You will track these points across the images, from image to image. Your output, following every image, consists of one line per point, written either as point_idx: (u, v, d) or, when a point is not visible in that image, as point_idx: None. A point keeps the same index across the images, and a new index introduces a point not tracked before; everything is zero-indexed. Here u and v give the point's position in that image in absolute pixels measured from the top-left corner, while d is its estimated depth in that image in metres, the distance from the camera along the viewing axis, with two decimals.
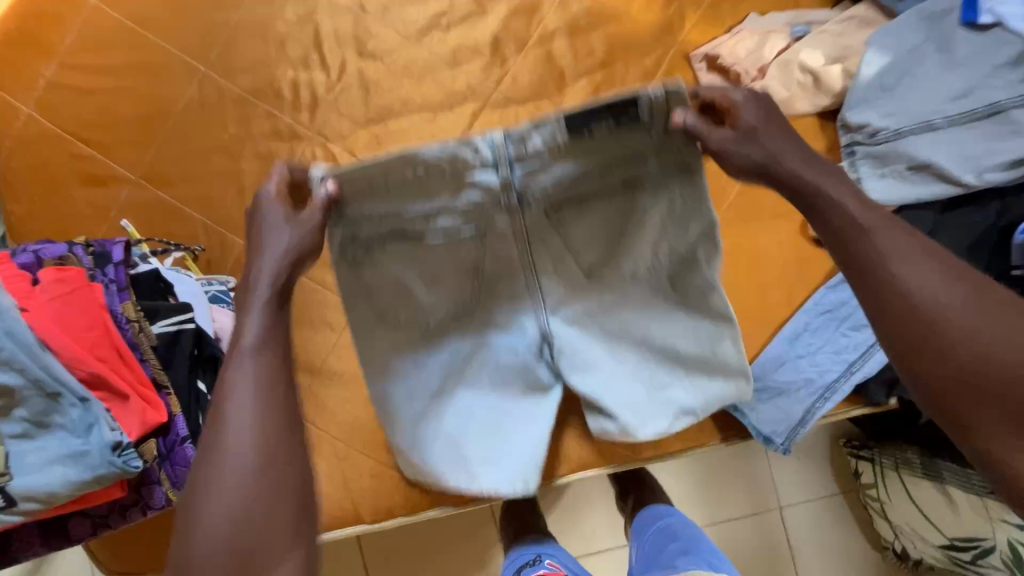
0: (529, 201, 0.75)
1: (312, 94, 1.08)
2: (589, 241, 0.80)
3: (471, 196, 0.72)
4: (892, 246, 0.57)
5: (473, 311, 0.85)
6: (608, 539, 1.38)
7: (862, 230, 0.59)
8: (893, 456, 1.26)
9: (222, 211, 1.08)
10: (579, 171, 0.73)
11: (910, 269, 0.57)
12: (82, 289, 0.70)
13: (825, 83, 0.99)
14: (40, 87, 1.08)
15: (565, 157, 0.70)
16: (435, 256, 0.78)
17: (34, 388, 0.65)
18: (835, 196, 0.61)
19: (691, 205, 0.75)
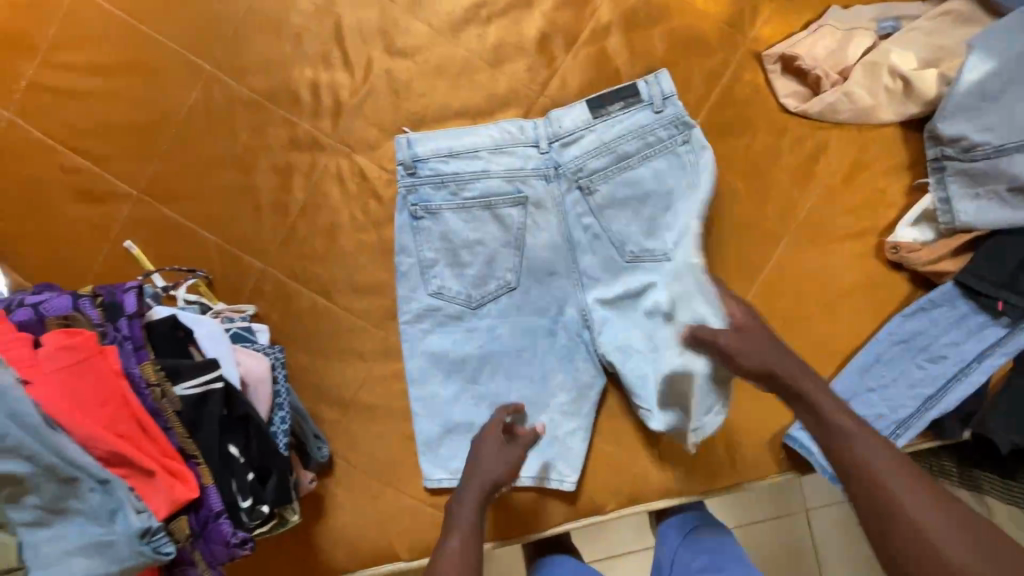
0: (563, 170, 0.94)
1: (334, 98, 0.95)
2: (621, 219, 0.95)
3: (516, 165, 0.94)
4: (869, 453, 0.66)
5: (516, 285, 0.96)
6: (627, 543, 1.28)
7: (875, 466, 0.64)
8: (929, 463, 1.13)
9: (236, 230, 0.96)
10: (601, 150, 0.93)
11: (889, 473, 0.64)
12: (93, 357, 0.60)
13: (916, 90, 0.90)
14: (20, 89, 0.94)
15: (590, 136, 0.94)
16: (487, 228, 0.95)
17: (45, 474, 0.56)
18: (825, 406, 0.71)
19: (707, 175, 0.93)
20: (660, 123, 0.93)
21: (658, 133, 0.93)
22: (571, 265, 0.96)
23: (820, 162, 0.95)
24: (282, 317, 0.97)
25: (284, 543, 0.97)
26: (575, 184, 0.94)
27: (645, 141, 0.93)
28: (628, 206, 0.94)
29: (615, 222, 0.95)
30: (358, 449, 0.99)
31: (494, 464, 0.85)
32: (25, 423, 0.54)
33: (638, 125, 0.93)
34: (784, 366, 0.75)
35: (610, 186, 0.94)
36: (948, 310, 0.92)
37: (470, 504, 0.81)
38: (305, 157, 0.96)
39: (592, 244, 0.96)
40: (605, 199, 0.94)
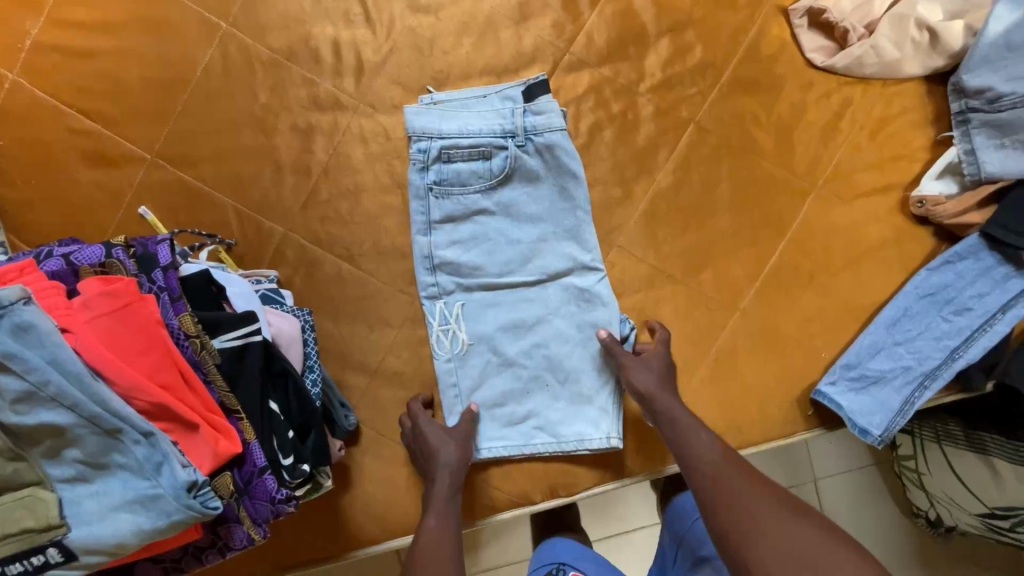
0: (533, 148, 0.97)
1: (356, 56, 0.93)
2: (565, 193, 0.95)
3: None
4: (704, 449, 0.78)
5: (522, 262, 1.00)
6: (640, 518, 1.27)
7: (709, 460, 0.76)
8: (933, 428, 1.17)
9: (256, 194, 0.94)
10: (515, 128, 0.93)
11: (707, 450, 0.78)
12: (136, 304, 0.58)
13: (943, 41, 0.91)
14: (27, 48, 0.90)
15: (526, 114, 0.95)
16: None
17: (88, 426, 0.53)
18: (664, 402, 0.85)
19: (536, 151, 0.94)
20: (500, 114, 0.93)
21: (502, 125, 0.93)
22: (478, 308, 0.96)
23: (845, 117, 0.95)
24: (306, 283, 0.95)
25: (310, 513, 0.95)
26: (444, 243, 0.95)
27: (479, 150, 0.93)
28: (546, 197, 0.95)
29: (517, 233, 0.96)
30: (386, 417, 0.96)
31: (449, 448, 0.88)
32: (66, 370, 0.52)
33: (465, 143, 0.93)
34: (663, 394, 0.86)
35: (509, 191, 0.95)
36: (973, 263, 0.93)
37: (444, 484, 0.86)
38: (326, 118, 0.93)
39: (525, 255, 0.96)
40: (424, 297, 0.95)
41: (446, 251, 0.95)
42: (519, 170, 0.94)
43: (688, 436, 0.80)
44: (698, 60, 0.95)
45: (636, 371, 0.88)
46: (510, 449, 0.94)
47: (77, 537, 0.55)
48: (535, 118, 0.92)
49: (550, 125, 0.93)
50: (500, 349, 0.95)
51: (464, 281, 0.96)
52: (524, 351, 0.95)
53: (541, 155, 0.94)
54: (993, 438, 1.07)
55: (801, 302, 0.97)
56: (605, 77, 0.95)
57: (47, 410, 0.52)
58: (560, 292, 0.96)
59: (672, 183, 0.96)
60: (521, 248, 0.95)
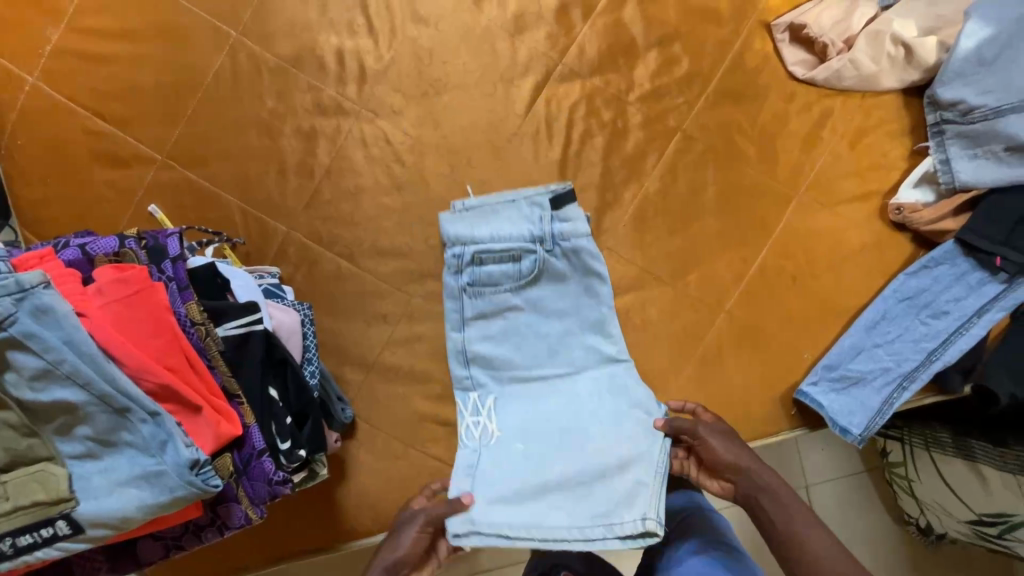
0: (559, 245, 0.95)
1: (359, 64, 0.98)
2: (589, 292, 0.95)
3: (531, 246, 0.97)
4: (817, 543, 0.70)
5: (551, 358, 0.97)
6: None
7: (825, 558, 0.69)
8: (922, 435, 1.20)
9: (262, 196, 0.98)
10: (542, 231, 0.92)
11: (819, 544, 0.70)
12: (147, 291, 0.62)
13: (918, 56, 0.95)
14: (46, 53, 0.95)
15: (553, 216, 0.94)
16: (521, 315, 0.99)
17: (99, 404, 0.57)
18: (764, 478, 0.78)
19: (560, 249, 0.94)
20: (528, 219, 0.92)
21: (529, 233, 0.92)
22: (510, 402, 0.96)
23: (826, 127, 1.00)
24: (307, 280, 0.98)
25: (306, 504, 0.98)
26: (476, 338, 0.95)
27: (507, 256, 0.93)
28: (573, 293, 0.95)
29: (545, 328, 0.96)
30: (382, 411, 1.00)
31: (377, 559, 0.78)
32: (80, 350, 0.56)
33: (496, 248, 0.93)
34: (762, 471, 0.78)
35: (537, 290, 0.95)
36: (949, 268, 0.97)
37: None
38: (330, 123, 0.98)
39: (553, 349, 0.95)
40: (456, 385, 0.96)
41: (479, 346, 0.95)
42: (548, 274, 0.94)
43: (796, 531, 0.72)
44: (685, 72, 0.99)
45: (718, 446, 0.81)
46: (512, 534, 0.81)
47: (86, 510, 0.58)
48: (562, 225, 0.92)
49: (576, 231, 0.93)
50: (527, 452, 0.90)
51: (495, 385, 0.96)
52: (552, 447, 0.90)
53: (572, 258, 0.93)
54: (979, 445, 1.08)
55: (784, 304, 1.01)
56: (596, 87, 0.99)
57: (62, 387, 0.56)
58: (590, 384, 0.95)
59: (660, 188, 1.00)
60: (548, 343, 0.95)
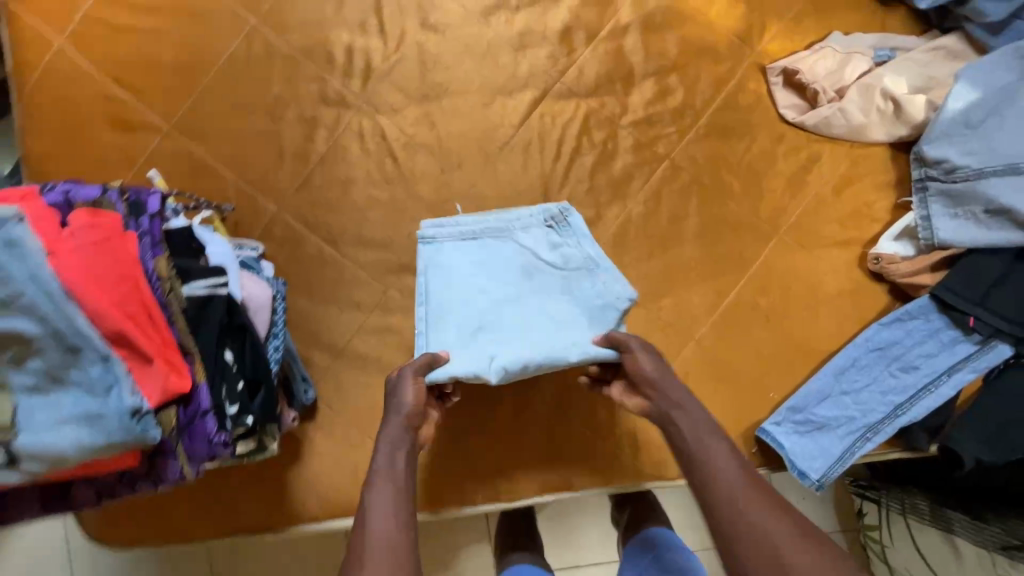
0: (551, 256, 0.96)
1: (366, 61, 1.02)
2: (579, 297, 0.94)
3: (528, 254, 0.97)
4: (719, 460, 0.69)
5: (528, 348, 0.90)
6: (598, 552, 1.27)
7: (724, 474, 0.67)
8: (900, 500, 1.16)
9: (258, 174, 1.01)
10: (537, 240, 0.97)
11: (720, 462, 0.69)
12: (119, 240, 0.65)
13: (906, 113, 0.96)
14: (77, 20, 1.01)
15: (549, 228, 0.97)
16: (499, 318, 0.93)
17: (53, 339, 0.59)
18: (675, 398, 0.76)
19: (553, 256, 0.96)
20: (524, 227, 0.97)
21: (523, 238, 0.97)
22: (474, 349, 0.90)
23: (811, 172, 1.01)
24: (289, 260, 1.01)
25: (258, 479, 1.00)
26: (445, 315, 0.93)
27: (496, 261, 0.96)
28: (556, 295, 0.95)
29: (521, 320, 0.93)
30: (345, 398, 1.02)
31: (392, 418, 0.76)
32: (42, 286, 0.58)
33: (489, 261, 0.96)
34: (676, 391, 0.77)
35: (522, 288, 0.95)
36: (923, 323, 0.97)
37: (400, 430, 0.75)
38: (331, 113, 1.02)
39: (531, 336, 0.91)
40: (427, 384, 0.85)
41: (446, 323, 0.92)
42: (532, 267, 0.96)
43: (702, 451, 0.70)
44: (678, 103, 1.02)
45: (645, 365, 0.80)
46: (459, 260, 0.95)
47: (25, 442, 0.59)
48: (557, 235, 0.96)
49: (569, 240, 0.96)
50: (495, 329, 0.92)
51: (474, 353, 0.89)
52: (504, 325, 0.93)
53: (564, 260, 0.95)
54: (958, 518, 1.04)
55: (754, 340, 1.01)
56: (590, 108, 1.03)
57: (17, 319, 0.57)
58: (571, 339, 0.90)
59: (642, 212, 1.02)
60: (525, 332, 0.92)
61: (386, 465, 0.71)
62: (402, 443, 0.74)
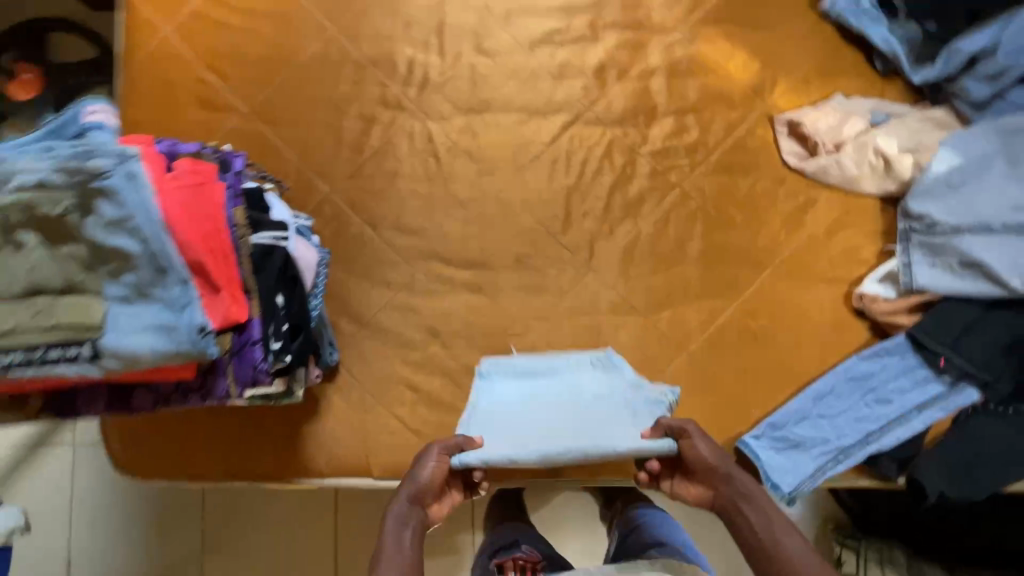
0: (606, 385, 1.04)
1: (424, 74, 1.17)
2: (629, 411, 0.98)
3: (582, 386, 1.05)
4: (797, 559, 0.73)
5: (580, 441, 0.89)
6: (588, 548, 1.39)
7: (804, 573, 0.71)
8: (879, 551, 1.24)
9: (317, 159, 1.15)
10: (587, 376, 1.06)
11: (796, 556, 0.73)
12: (208, 185, 0.76)
13: (895, 170, 1.08)
14: (182, 13, 1.18)
15: (602, 368, 1.07)
16: (545, 425, 0.96)
17: (147, 259, 0.71)
18: (750, 488, 0.81)
19: (602, 383, 1.05)
20: (574, 370, 1.07)
21: (575, 380, 1.06)
22: (506, 440, 0.92)
23: (807, 214, 1.13)
24: (332, 236, 1.14)
25: (276, 430, 1.11)
26: (487, 420, 0.98)
27: (549, 392, 1.05)
28: (607, 405, 1.00)
29: (570, 426, 0.95)
30: (364, 365, 1.12)
31: (401, 493, 0.85)
32: (148, 214, 0.70)
33: (540, 391, 1.05)
34: (737, 479, 0.82)
35: (571, 405, 1.01)
36: (898, 360, 1.05)
37: (402, 503, 0.83)
38: (388, 114, 1.16)
39: (582, 433, 0.91)
40: (456, 467, 0.88)
41: (487, 424, 0.98)
42: (579, 391, 1.04)
43: (778, 544, 0.75)
44: (693, 141, 1.15)
45: (707, 452, 0.83)
46: (517, 394, 1.05)
47: (109, 341, 0.71)
48: (605, 374, 1.06)
49: (619, 374, 1.06)
50: (538, 429, 0.95)
51: (517, 442, 0.90)
52: (553, 426, 0.95)
53: (614, 389, 1.03)
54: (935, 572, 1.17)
55: (741, 359, 1.10)
56: (615, 137, 1.16)
57: (124, 237, 0.70)
58: (623, 433, 0.91)
59: (651, 232, 1.14)
60: (576, 431, 0.92)
61: (393, 544, 0.78)
62: (410, 520, 0.82)
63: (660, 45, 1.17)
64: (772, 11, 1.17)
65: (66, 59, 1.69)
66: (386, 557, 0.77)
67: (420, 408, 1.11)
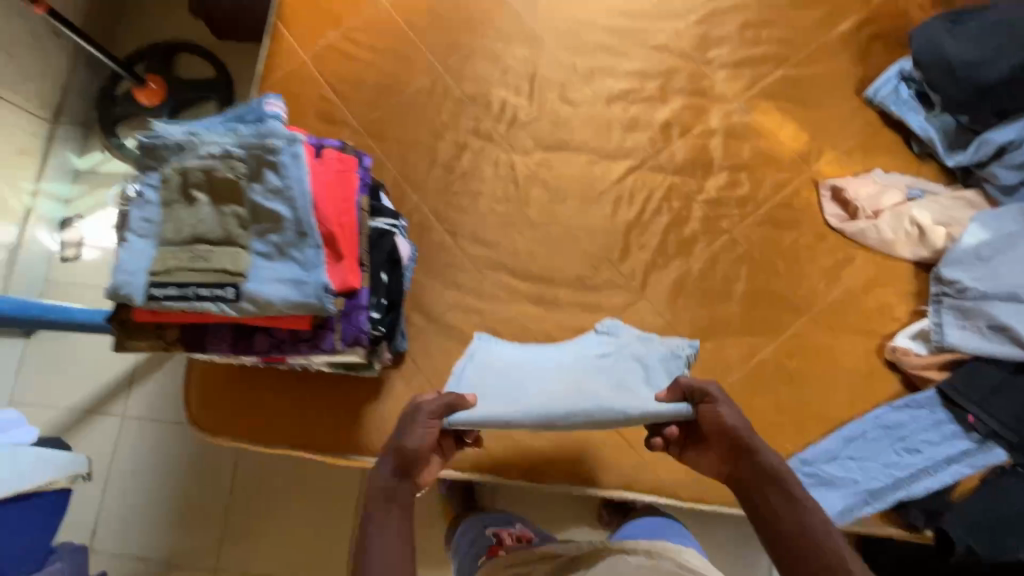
0: (611, 350, 1.14)
1: (513, 113, 1.36)
2: (625, 373, 1.05)
3: (584, 351, 1.15)
4: (817, 528, 0.74)
5: (583, 397, 0.94)
6: None
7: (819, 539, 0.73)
8: None
9: (412, 173, 1.33)
10: (589, 343, 1.18)
11: (815, 525, 0.74)
12: (348, 173, 0.92)
13: (928, 238, 1.20)
14: (319, 44, 1.40)
15: (603, 335, 1.19)
16: (545, 382, 1.04)
17: (294, 224, 0.86)
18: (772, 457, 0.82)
19: (604, 351, 1.14)
20: (579, 344, 1.18)
21: (581, 348, 1.17)
22: (502, 397, 0.99)
23: (845, 270, 1.24)
24: (417, 240, 1.29)
25: (341, 406, 1.21)
26: (484, 378, 1.07)
27: (552, 357, 1.15)
28: (608, 364, 1.09)
29: (571, 382, 1.03)
30: (427, 357, 1.23)
31: (384, 461, 0.84)
32: (301, 187, 0.86)
33: (542, 362, 1.13)
34: (761, 446, 0.83)
35: (573, 364, 1.10)
36: (928, 413, 1.13)
37: (387, 470, 0.83)
38: (478, 143, 1.34)
39: (583, 389, 0.98)
40: (450, 426, 0.90)
41: (486, 381, 1.06)
42: (583, 357, 1.13)
43: (799, 509, 0.76)
44: (744, 194, 1.29)
45: (729, 414, 0.85)
46: (519, 357, 1.15)
47: (250, 287, 0.85)
48: (610, 341, 1.17)
49: (623, 340, 1.16)
50: (538, 387, 1.02)
51: (511, 401, 0.96)
52: (559, 390, 0.99)
53: (619, 351, 1.13)
54: None
55: (776, 394, 1.18)
56: (674, 183, 1.31)
57: (279, 204, 0.86)
58: (627, 391, 0.98)
59: (700, 269, 1.26)
60: (575, 387, 0.99)
61: (380, 521, 0.78)
62: (394, 492, 0.81)
63: (720, 111, 1.34)
64: (821, 93, 1.34)
65: (185, 75, 1.93)
66: (375, 521, 0.77)
67: None
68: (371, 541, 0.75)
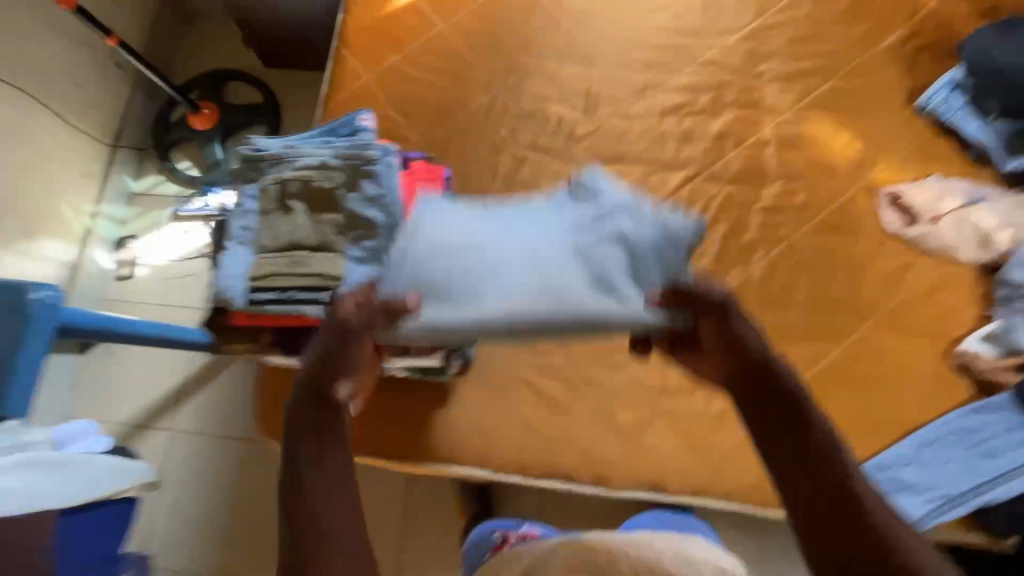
0: (583, 216, 0.85)
1: (570, 127, 1.41)
2: (599, 257, 0.80)
3: (551, 219, 0.85)
4: (828, 450, 0.64)
5: (542, 301, 0.78)
6: None
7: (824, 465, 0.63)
8: None
9: (474, 186, 1.37)
10: (558, 206, 0.88)
11: (825, 449, 0.64)
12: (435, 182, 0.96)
13: (992, 241, 1.21)
14: (381, 66, 1.47)
15: (580, 195, 0.88)
16: (495, 269, 0.81)
17: (388, 229, 0.90)
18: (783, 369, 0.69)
19: (579, 219, 0.84)
20: (546, 206, 0.88)
21: (548, 211, 0.87)
22: (451, 300, 0.80)
23: (908, 274, 1.24)
24: None
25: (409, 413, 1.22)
26: (423, 264, 0.82)
27: (512, 222, 0.86)
28: (576, 242, 0.82)
29: (526, 273, 0.80)
30: (493, 364, 1.25)
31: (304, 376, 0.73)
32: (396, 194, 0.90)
33: (491, 231, 0.85)
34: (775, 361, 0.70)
35: (534, 241, 0.82)
36: (1005, 416, 1.11)
37: (314, 387, 0.72)
38: (537, 156, 1.39)
39: (539, 288, 0.78)
40: (401, 333, 0.77)
41: (424, 271, 0.82)
42: (548, 226, 0.84)
43: (806, 429, 0.66)
44: (801, 202, 1.32)
45: (742, 328, 0.70)
46: (468, 225, 0.85)
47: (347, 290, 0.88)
48: (588, 199, 0.86)
49: (609, 198, 0.85)
50: (491, 281, 0.80)
51: (455, 305, 0.79)
52: (521, 294, 0.78)
53: (599, 214, 0.83)
54: None
55: (846, 398, 1.18)
56: (730, 192, 1.34)
57: (375, 210, 0.90)
58: (588, 290, 0.78)
59: (761, 275, 1.27)
60: (533, 283, 0.79)
61: (319, 455, 0.69)
62: (326, 419, 0.72)
63: (773, 122, 1.38)
64: (873, 103, 1.37)
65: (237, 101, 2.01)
66: (312, 447, 0.70)
67: (540, 409, 1.22)
68: (309, 472, 0.68)
